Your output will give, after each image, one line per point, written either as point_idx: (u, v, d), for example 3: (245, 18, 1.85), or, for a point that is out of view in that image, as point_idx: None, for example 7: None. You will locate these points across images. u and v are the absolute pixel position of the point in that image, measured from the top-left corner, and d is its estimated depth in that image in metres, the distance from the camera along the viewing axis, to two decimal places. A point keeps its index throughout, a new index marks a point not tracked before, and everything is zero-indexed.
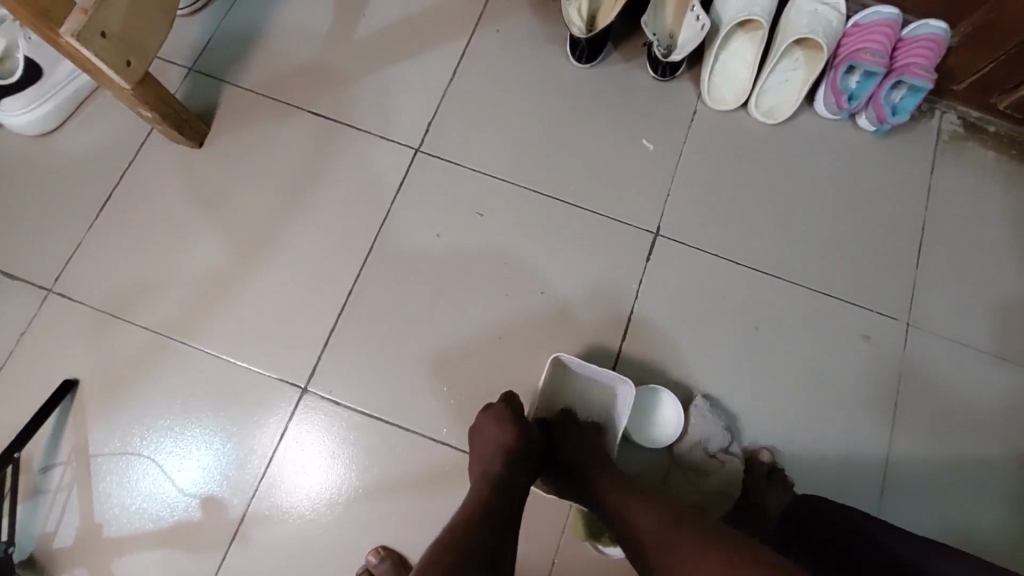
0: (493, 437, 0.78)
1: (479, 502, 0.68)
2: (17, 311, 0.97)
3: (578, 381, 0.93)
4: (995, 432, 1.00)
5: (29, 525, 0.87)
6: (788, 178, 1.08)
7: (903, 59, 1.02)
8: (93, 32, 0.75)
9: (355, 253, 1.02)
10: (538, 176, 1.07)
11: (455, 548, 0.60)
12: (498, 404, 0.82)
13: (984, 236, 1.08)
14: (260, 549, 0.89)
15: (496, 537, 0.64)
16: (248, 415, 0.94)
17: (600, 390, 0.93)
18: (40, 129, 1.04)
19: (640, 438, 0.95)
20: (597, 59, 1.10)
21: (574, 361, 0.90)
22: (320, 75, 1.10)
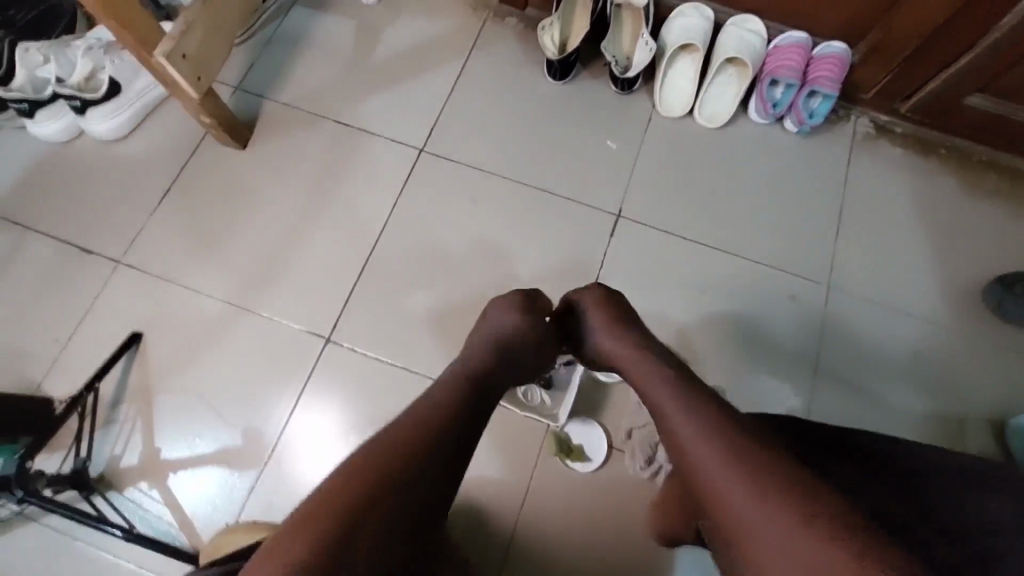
0: (495, 326, 0.86)
1: (476, 371, 0.78)
2: (92, 279, 1.18)
3: None
4: (904, 375, 1.19)
5: (102, 448, 1.07)
6: (728, 170, 1.31)
7: (815, 73, 1.27)
8: (177, 55, 0.99)
9: (370, 232, 1.24)
10: (521, 170, 1.29)
11: (447, 400, 0.71)
12: (511, 298, 0.90)
13: (894, 216, 1.30)
14: (292, 468, 1.08)
15: (482, 400, 0.76)
16: (281, 361, 1.14)
17: None
18: (114, 134, 1.27)
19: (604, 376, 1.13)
20: (568, 77, 1.35)
21: None
22: (342, 91, 1.35)
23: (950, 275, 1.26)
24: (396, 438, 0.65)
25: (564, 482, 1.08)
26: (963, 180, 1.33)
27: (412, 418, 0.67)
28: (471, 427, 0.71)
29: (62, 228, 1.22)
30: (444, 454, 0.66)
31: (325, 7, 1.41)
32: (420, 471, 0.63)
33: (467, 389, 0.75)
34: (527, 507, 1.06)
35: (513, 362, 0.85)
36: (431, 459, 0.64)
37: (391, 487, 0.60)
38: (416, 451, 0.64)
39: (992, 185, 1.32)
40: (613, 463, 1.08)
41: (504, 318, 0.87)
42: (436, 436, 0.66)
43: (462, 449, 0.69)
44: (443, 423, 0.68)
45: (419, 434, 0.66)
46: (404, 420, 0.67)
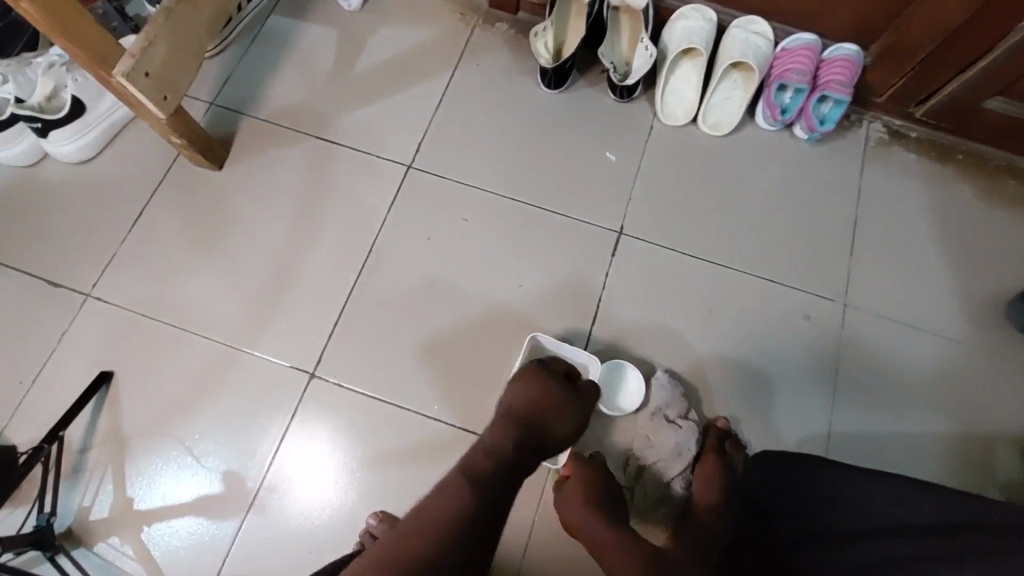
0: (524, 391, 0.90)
1: (500, 442, 0.81)
2: (58, 313, 1.10)
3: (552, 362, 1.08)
4: (928, 400, 1.12)
5: (70, 500, 0.99)
6: (735, 182, 1.24)
7: (825, 76, 1.19)
8: (138, 73, 0.91)
9: (356, 256, 1.16)
10: (515, 186, 1.22)
11: (472, 474, 0.75)
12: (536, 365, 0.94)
13: (911, 227, 1.23)
14: (274, 516, 1.00)
15: (510, 476, 0.78)
16: (261, 401, 1.06)
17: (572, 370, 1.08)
18: (81, 156, 1.19)
19: (606, 405, 1.06)
20: (564, 85, 1.27)
21: (548, 340, 1.05)
22: (324, 105, 1.27)
23: (972, 291, 1.19)
24: (415, 533, 0.67)
25: (568, 526, 1.00)
26: (982, 187, 1.26)
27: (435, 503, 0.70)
28: (497, 507, 0.73)
29: (25, 259, 1.14)
30: (469, 535, 0.68)
31: (305, 16, 1.33)
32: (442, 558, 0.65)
33: (493, 468, 0.77)
34: (528, 554, 0.99)
35: (542, 430, 0.87)
36: (456, 543, 0.66)
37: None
38: (438, 539, 0.66)
39: (1013, 191, 1.25)
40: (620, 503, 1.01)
41: (524, 391, 0.90)
42: (461, 521, 0.68)
43: (491, 528, 0.71)
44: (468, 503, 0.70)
45: (443, 520, 0.68)
46: (427, 509, 0.70)
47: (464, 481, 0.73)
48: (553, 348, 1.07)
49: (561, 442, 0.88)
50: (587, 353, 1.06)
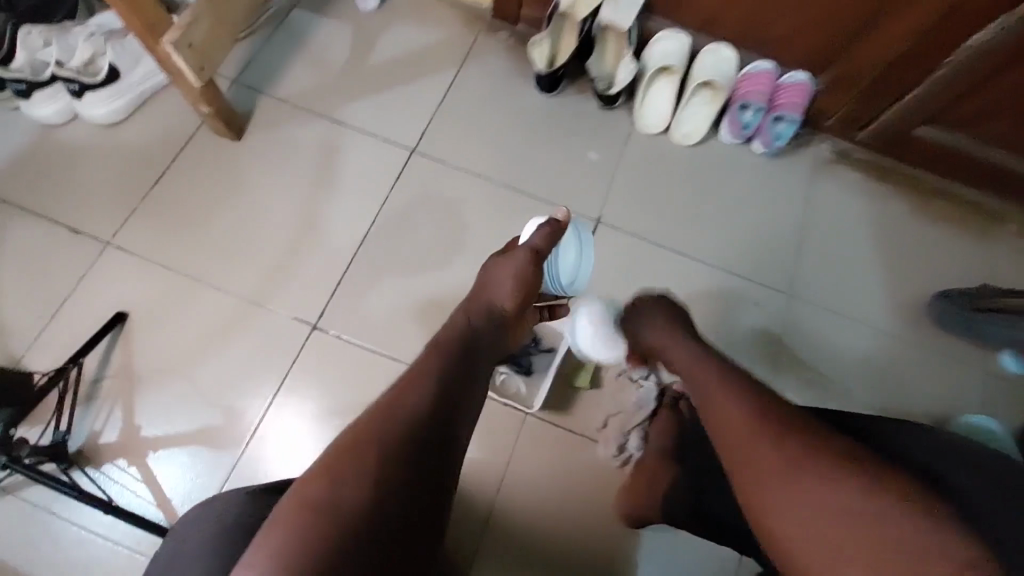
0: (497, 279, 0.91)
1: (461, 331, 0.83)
2: (81, 257, 1.20)
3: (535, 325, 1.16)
4: (859, 382, 1.28)
5: (80, 425, 1.07)
6: (701, 186, 1.40)
7: (780, 99, 1.38)
8: (183, 44, 1.04)
9: (360, 224, 1.29)
10: (507, 174, 1.36)
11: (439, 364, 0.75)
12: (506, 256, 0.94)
13: (851, 234, 1.41)
14: (272, 449, 1.10)
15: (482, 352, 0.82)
16: (266, 347, 1.17)
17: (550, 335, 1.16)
18: (111, 119, 1.30)
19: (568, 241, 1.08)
20: (555, 91, 1.43)
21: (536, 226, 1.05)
22: (338, 91, 1.40)
23: (900, 292, 1.37)
24: (371, 423, 0.66)
25: (540, 467, 1.12)
26: (912, 204, 1.45)
27: (410, 379, 0.72)
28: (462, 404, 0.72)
29: (53, 207, 1.24)
30: (448, 404, 0.70)
31: (325, 11, 1.47)
32: (425, 426, 0.67)
33: (467, 344, 0.80)
34: (503, 489, 1.11)
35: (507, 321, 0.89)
36: (435, 409, 0.69)
37: (397, 447, 0.64)
38: (418, 407, 0.68)
39: (938, 210, 1.45)
40: (585, 451, 1.14)
41: (497, 274, 0.92)
42: (422, 412, 0.68)
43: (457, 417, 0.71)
44: (443, 377, 0.73)
45: (404, 412, 0.67)
46: (384, 401, 0.69)
47: (439, 358, 0.76)
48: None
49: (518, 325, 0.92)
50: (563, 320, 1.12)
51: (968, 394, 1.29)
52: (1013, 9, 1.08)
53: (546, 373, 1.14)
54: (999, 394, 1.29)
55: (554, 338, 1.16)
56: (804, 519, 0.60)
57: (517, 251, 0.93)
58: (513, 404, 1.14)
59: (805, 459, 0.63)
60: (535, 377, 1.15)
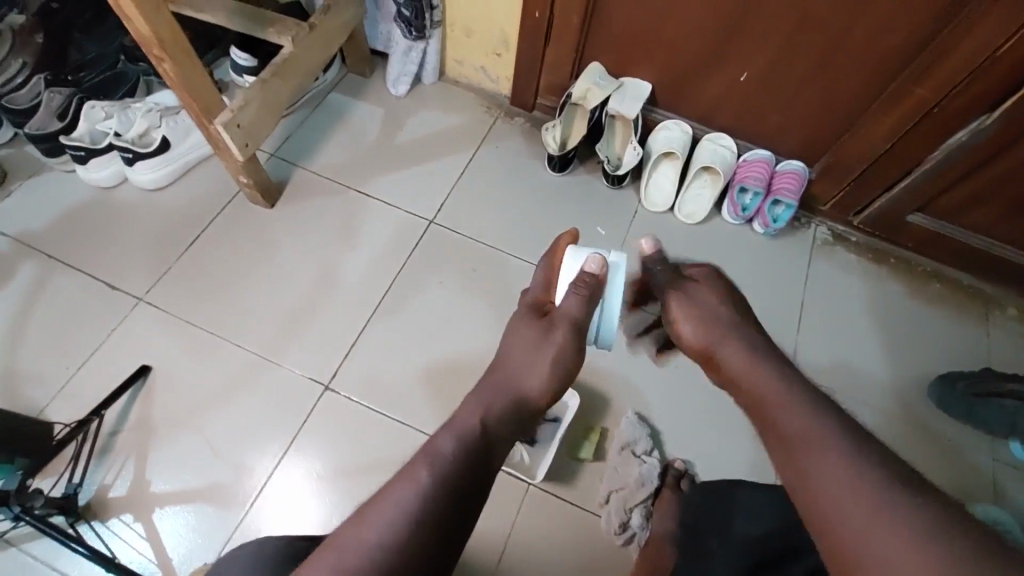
0: (528, 351, 0.77)
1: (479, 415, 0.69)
2: (113, 311, 1.26)
3: None
4: None
5: (92, 477, 1.09)
6: (703, 263, 1.47)
7: (778, 184, 1.47)
8: (233, 124, 1.16)
9: (378, 289, 1.35)
10: (519, 246, 1.44)
11: (445, 454, 0.64)
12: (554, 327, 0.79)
13: (849, 314, 1.45)
14: (276, 510, 1.10)
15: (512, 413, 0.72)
16: (278, 404, 1.20)
17: (557, 405, 1.19)
18: (156, 184, 1.41)
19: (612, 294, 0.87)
20: (566, 170, 1.54)
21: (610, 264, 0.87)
22: (366, 166, 1.52)
23: (901, 373, 1.39)
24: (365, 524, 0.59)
25: (541, 542, 1.11)
26: (909, 286, 1.50)
27: (416, 461, 0.64)
28: (469, 505, 0.62)
29: (93, 263, 1.32)
30: (453, 509, 0.61)
31: (359, 95, 1.63)
32: (434, 511, 0.60)
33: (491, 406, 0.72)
34: (503, 564, 1.09)
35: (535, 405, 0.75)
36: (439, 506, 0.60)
37: (405, 535, 0.57)
38: (417, 502, 0.60)
39: (933, 293, 1.49)
40: (588, 526, 1.13)
41: (527, 343, 0.78)
42: (420, 513, 0.59)
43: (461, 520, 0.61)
44: (455, 463, 0.64)
45: (398, 512, 0.59)
46: (382, 496, 0.61)
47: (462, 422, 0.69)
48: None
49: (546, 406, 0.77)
50: (571, 392, 1.18)
51: (977, 480, 1.28)
52: (988, 113, 1.17)
53: (548, 446, 1.16)
54: (1008, 482, 1.27)
55: (560, 411, 1.18)
56: (888, 545, 0.51)
57: (558, 323, 0.79)
58: (513, 473, 1.15)
59: (865, 499, 0.55)
60: (537, 448, 1.16)
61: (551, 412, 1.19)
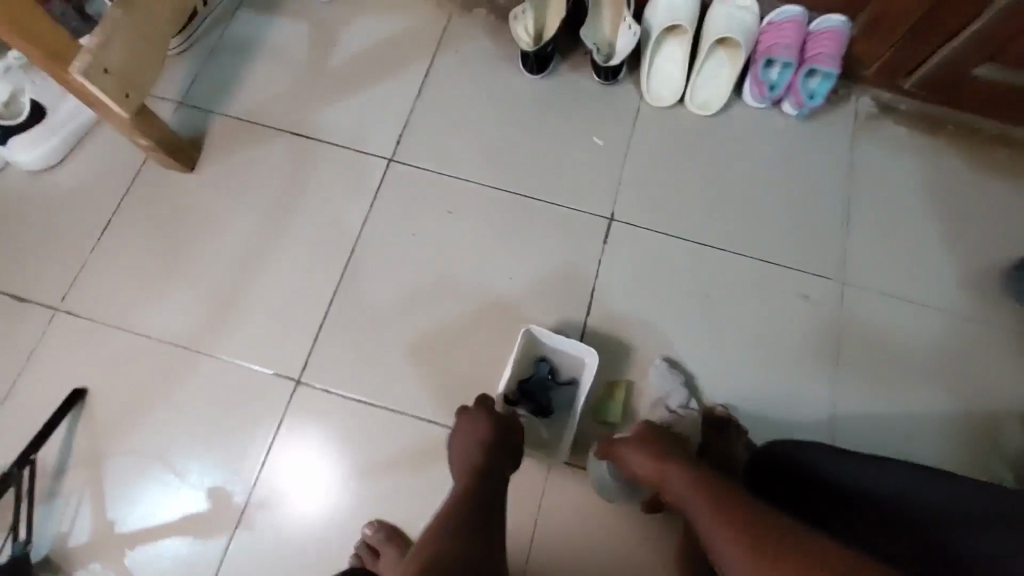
0: (472, 433, 0.85)
1: (460, 503, 0.72)
2: (27, 329, 1.05)
3: (553, 352, 1.04)
4: (930, 374, 1.09)
5: (45, 526, 0.94)
6: (726, 163, 1.21)
7: (813, 49, 1.16)
8: (97, 70, 0.85)
9: (339, 256, 1.12)
10: (501, 176, 1.18)
11: (444, 535, 0.66)
12: (476, 407, 0.88)
13: (903, 201, 1.21)
14: (265, 531, 0.96)
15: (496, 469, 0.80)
16: (245, 410, 1.02)
17: (570, 363, 1.03)
18: (44, 164, 1.13)
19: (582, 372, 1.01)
20: (546, 71, 1.24)
21: (543, 334, 1.00)
22: (299, 100, 1.22)
23: (968, 263, 1.17)
24: None
25: (573, 521, 0.98)
26: (972, 157, 1.24)
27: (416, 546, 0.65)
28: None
29: None
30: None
31: (275, 9, 1.28)
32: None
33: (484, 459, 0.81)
34: (533, 550, 0.97)
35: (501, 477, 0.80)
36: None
37: None
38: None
39: (1001, 161, 1.24)
40: (623, 495, 0.99)
41: (467, 428, 0.87)
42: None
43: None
44: (452, 541, 0.65)
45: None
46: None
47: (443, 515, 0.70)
48: (545, 346, 1.02)
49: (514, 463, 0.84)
50: (586, 348, 1.00)
51: None
52: None
53: (568, 413, 1.02)
54: None
55: (574, 369, 1.04)
56: None
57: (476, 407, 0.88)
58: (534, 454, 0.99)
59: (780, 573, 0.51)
60: (555, 419, 1.01)
61: (565, 371, 1.04)
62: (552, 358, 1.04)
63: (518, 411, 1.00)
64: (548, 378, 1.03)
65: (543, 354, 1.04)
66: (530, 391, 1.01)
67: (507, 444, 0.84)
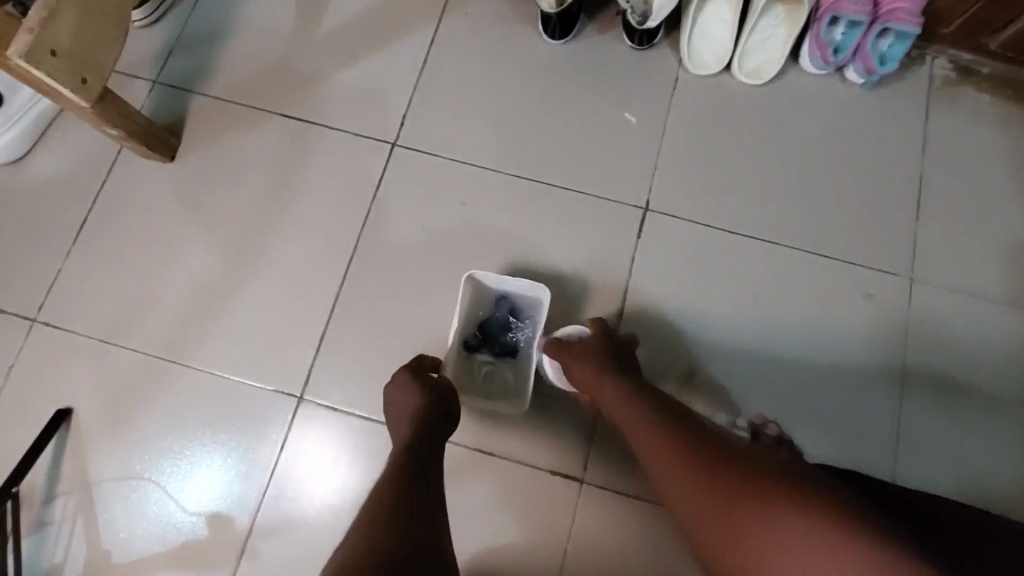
0: (400, 402, 0.79)
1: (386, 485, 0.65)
2: (4, 343, 0.96)
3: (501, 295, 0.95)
4: (1013, 383, 0.95)
5: (37, 558, 0.88)
6: (777, 140, 1.05)
7: (889, 4, 0.98)
8: (42, 52, 0.73)
9: (339, 255, 1.00)
10: (519, 160, 1.04)
11: (369, 527, 0.59)
12: (401, 370, 0.83)
13: (987, 181, 1.03)
14: (270, 562, 0.88)
15: (428, 437, 0.74)
16: (243, 429, 0.93)
17: (523, 302, 0.95)
18: (8, 156, 1.01)
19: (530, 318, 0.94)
20: (570, 35, 1.07)
21: (485, 275, 0.92)
22: (287, 75, 1.07)
23: None
24: None
25: (604, 551, 0.89)
26: None
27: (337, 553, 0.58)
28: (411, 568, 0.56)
29: None
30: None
31: None
32: None
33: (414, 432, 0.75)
34: None
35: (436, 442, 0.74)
36: None
37: None
38: None
39: None
40: (658, 522, 0.90)
41: (397, 397, 0.81)
42: None
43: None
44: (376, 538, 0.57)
45: None
46: None
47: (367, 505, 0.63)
48: (495, 287, 0.94)
49: (450, 424, 0.78)
50: (534, 282, 0.92)
51: None
52: None
53: (530, 352, 0.94)
54: None
55: (535, 304, 0.95)
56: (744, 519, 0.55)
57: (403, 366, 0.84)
58: (498, 406, 0.91)
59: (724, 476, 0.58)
60: (517, 363, 0.94)
61: (520, 310, 0.96)
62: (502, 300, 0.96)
63: (479, 358, 0.94)
64: (507, 319, 0.95)
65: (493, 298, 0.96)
66: (488, 338, 0.94)
67: (438, 401, 0.78)
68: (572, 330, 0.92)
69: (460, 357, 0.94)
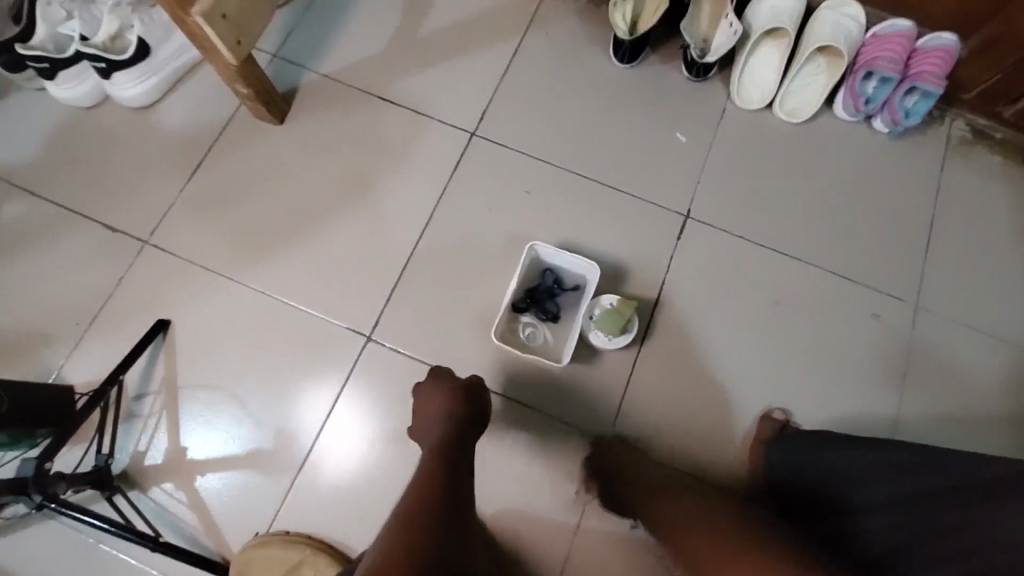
0: (433, 407, 0.90)
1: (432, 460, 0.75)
2: (117, 258, 1.10)
3: (554, 267, 1.09)
4: (999, 410, 1.06)
5: (126, 443, 1.00)
6: (809, 172, 1.19)
7: (917, 67, 1.13)
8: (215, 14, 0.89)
9: (414, 221, 1.14)
10: (580, 161, 1.18)
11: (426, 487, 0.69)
12: (428, 380, 0.95)
13: (992, 231, 1.16)
14: (324, 476, 1.00)
15: (462, 433, 0.83)
16: (313, 359, 1.05)
17: (572, 276, 1.09)
18: (143, 101, 1.17)
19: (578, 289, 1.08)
20: (636, 61, 1.23)
21: (546, 248, 1.06)
22: (388, 65, 1.24)
23: None
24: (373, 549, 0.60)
25: None
26: None
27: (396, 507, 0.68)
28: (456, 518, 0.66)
29: (86, 202, 1.13)
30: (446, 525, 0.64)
31: None
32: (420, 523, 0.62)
33: (450, 426, 0.84)
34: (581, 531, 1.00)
35: (469, 437, 0.84)
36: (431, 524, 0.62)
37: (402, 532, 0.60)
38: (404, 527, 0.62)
39: None
40: None
41: (426, 399, 0.92)
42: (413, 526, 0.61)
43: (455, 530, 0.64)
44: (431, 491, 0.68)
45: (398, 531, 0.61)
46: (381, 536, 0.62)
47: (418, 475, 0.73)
48: (548, 259, 1.08)
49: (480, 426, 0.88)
50: (587, 260, 1.06)
51: None
52: None
53: (571, 319, 1.07)
54: None
55: (578, 280, 1.09)
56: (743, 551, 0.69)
57: (428, 374, 0.97)
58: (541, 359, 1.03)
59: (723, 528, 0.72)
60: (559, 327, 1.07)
61: (567, 282, 1.09)
62: (555, 271, 1.09)
63: (527, 315, 1.07)
64: (553, 287, 1.08)
65: (546, 268, 1.09)
66: (535, 301, 1.07)
67: (469, 404, 0.89)
68: (612, 298, 1.05)
69: (511, 313, 1.06)
